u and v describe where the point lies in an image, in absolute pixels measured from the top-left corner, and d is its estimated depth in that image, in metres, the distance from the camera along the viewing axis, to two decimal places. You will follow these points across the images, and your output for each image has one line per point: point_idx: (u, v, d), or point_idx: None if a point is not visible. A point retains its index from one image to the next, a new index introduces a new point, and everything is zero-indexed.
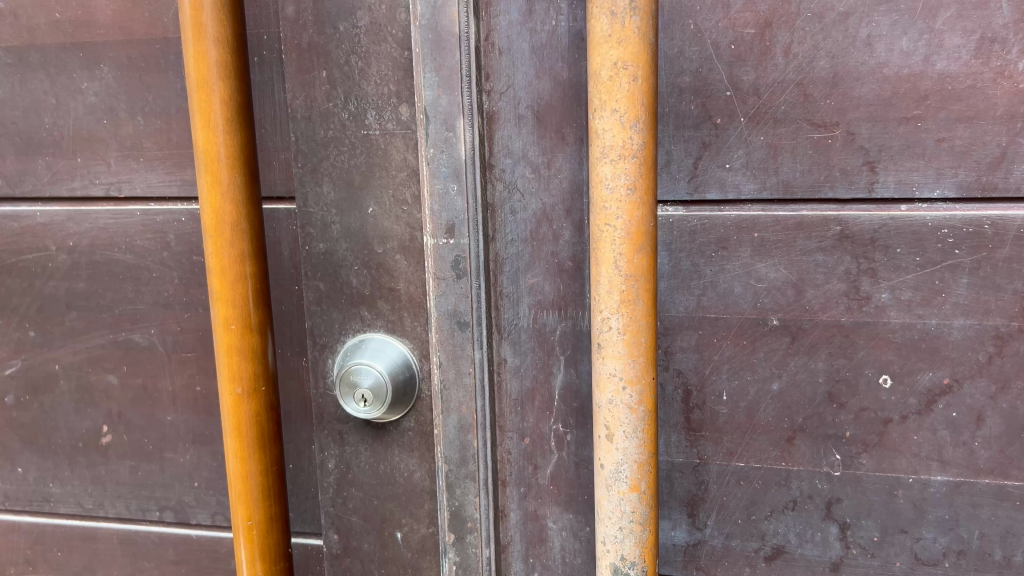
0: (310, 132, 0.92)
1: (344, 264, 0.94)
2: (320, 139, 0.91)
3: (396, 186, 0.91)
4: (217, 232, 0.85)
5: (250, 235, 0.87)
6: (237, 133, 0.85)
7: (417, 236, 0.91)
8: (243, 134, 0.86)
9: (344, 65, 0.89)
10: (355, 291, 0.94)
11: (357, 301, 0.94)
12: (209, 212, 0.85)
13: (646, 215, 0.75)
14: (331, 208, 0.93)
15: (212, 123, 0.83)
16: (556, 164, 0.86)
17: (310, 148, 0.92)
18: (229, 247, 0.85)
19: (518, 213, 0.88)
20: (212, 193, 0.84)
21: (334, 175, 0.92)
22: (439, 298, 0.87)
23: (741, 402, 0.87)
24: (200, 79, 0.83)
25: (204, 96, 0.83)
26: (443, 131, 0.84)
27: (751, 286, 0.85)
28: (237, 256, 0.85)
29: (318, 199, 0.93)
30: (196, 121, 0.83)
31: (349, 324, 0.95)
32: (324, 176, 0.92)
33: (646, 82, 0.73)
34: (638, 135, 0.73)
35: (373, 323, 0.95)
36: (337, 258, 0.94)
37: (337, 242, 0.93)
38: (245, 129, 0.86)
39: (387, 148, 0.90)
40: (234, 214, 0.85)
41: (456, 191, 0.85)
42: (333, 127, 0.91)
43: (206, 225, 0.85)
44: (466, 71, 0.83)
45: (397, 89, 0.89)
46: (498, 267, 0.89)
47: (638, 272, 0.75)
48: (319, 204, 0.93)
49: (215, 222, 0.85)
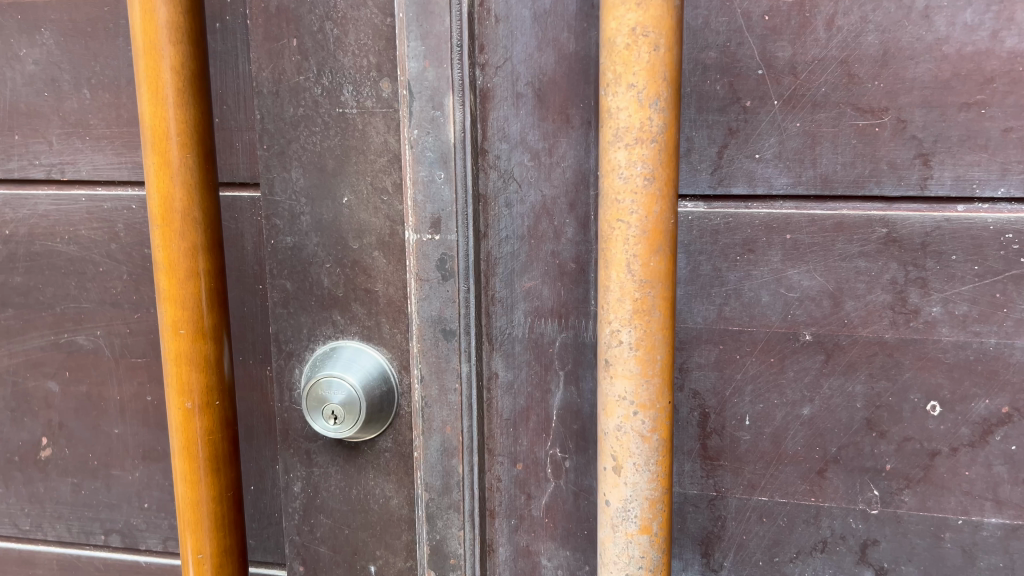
0: (278, 109, 0.80)
1: (314, 260, 0.82)
2: (290, 117, 0.80)
3: (376, 173, 0.79)
4: (166, 221, 0.73)
5: (204, 227, 0.75)
6: (191, 106, 0.73)
7: (398, 231, 0.80)
8: (199, 108, 0.74)
9: (318, 32, 0.78)
10: (326, 293, 0.83)
11: (329, 303, 0.83)
12: (156, 198, 0.73)
13: (665, 210, 0.63)
14: (300, 197, 0.81)
15: (162, 94, 0.71)
16: (559, 150, 0.75)
17: (278, 128, 0.80)
18: (179, 239, 0.73)
19: (515, 206, 0.76)
20: (160, 175, 0.72)
21: (305, 160, 0.80)
22: (422, 302, 0.77)
23: (765, 428, 0.76)
24: (148, 42, 0.71)
25: (152, 62, 0.71)
26: (429, 110, 0.73)
27: (781, 296, 0.74)
28: (189, 250, 0.74)
29: (285, 186, 0.81)
30: (142, 90, 0.72)
31: (319, 330, 0.84)
32: (292, 160, 0.81)
33: (669, 52, 0.61)
34: (658, 115, 0.62)
35: (347, 329, 0.83)
36: (307, 254, 0.82)
37: (307, 236, 0.82)
38: (201, 103, 0.74)
39: (365, 129, 0.78)
40: (186, 200, 0.73)
41: (443, 180, 0.74)
42: (305, 103, 0.79)
43: (152, 213, 0.73)
44: (456, 41, 0.72)
45: (378, 62, 0.77)
46: (490, 268, 0.78)
47: (654, 277, 0.64)
48: (286, 192, 0.81)
49: (163, 209, 0.73)
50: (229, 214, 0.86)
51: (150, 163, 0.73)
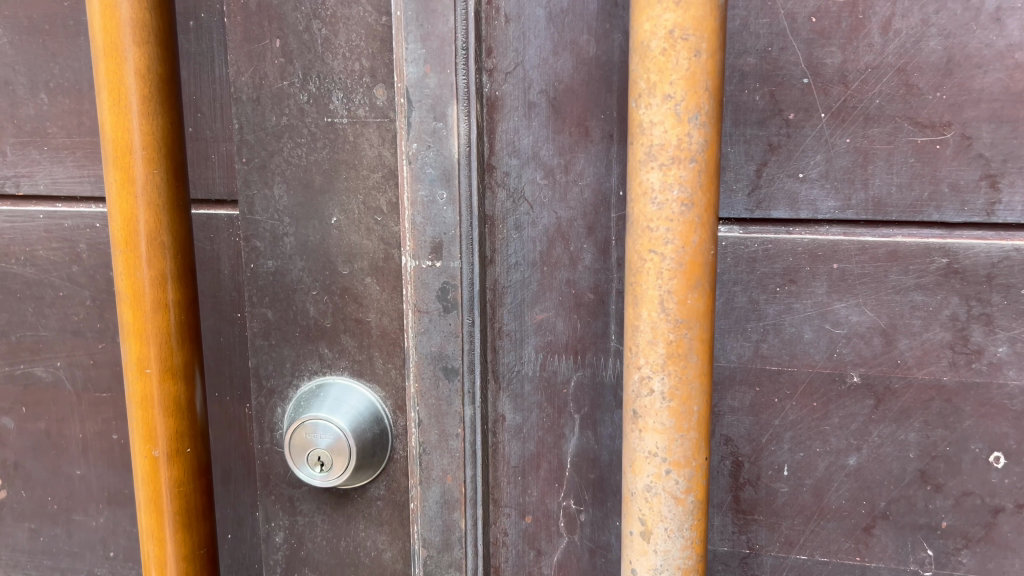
0: (258, 118, 0.71)
1: (299, 287, 0.74)
2: (272, 127, 0.71)
3: (368, 190, 0.70)
4: (130, 247, 0.64)
5: (174, 252, 0.66)
6: (159, 116, 0.64)
7: (393, 256, 0.71)
8: (168, 118, 0.65)
9: (303, 32, 0.69)
10: (312, 323, 0.74)
11: (315, 335, 0.74)
12: (119, 221, 0.64)
13: (704, 240, 0.55)
14: (284, 216, 0.72)
15: (125, 102, 0.62)
16: (576, 167, 0.66)
17: (259, 139, 0.72)
18: (145, 267, 0.64)
19: (525, 229, 0.68)
20: (122, 194, 0.63)
21: (288, 175, 0.72)
22: (420, 337, 0.68)
23: (806, 479, 0.68)
24: (108, 43, 0.62)
25: (114, 66, 0.62)
26: (429, 121, 0.65)
27: (825, 332, 0.66)
28: (156, 278, 0.65)
29: (267, 204, 0.73)
30: (103, 98, 0.63)
31: (304, 364, 0.75)
32: (275, 175, 0.72)
33: (712, 59, 0.53)
34: (699, 131, 0.53)
35: (335, 364, 0.74)
36: (291, 280, 0.74)
37: (291, 260, 0.73)
38: (171, 112, 0.65)
39: (357, 141, 0.70)
40: (153, 223, 0.64)
41: (445, 200, 0.66)
42: (288, 112, 0.71)
43: (115, 237, 0.65)
44: (461, 43, 0.63)
45: (371, 65, 0.68)
46: (497, 298, 0.69)
47: (691, 318, 0.55)
48: (267, 211, 0.73)
49: (126, 233, 0.64)
50: (203, 234, 0.77)
51: (112, 180, 0.64)
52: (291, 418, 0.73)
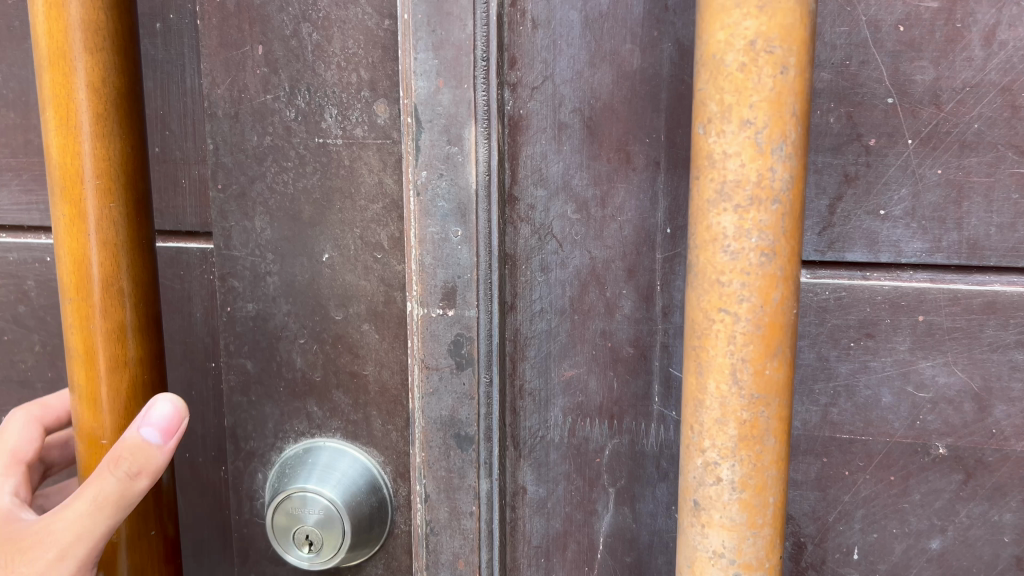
0: (236, 137, 0.60)
1: (284, 334, 0.63)
2: (253, 149, 0.61)
3: (366, 224, 0.60)
4: (82, 295, 0.52)
5: (134, 302, 0.54)
6: (118, 138, 0.52)
7: (395, 301, 0.60)
8: (128, 139, 0.53)
9: (291, 37, 0.58)
10: (299, 376, 0.63)
11: (302, 389, 0.64)
12: (68, 264, 0.52)
13: (786, 298, 0.45)
14: (266, 251, 0.62)
15: (75, 121, 0.51)
16: (615, 200, 0.56)
17: (237, 162, 0.61)
18: (100, 321, 0.53)
19: (552, 270, 0.58)
20: (73, 232, 0.52)
21: (272, 204, 0.61)
22: (428, 398, 0.58)
23: (879, 565, 0.58)
24: (56, 49, 0.50)
25: (62, 78, 0.50)
26: (442, 145, 0.54)
27: (907, 395, 0.56)
28: (113, 335, 0.53)
29: (246, 237, 0.62)
30: (49, 116, 0.51)
31: (289, 424, 0.64)
32: (256, 204, 0.61)
33: (800, 77, 0.43)
34: (784, 166, 0.43)
35: (326, 424, 0.64)
36: (276, 326, 0.63)
37: (275, 303, 0.63)
38: (130, 133, 0.54)
39: (354, 166, 0.59)
40: (110, 267, 0.53)
41: (460, 238, 0.55)
42: (272, 130, 0.60)
43: (64, 283, 0.53)
44: (481, 52, 0.53)
45: (371, 77, 0.58)
46: (518, 351, 0.59)
47: (769, 392, 0.46)
48: (247, 246, 0.62)
49: (78, 279, 0.52)
50: (172, 270, 0.67)
51: (60, 215, 0.52)
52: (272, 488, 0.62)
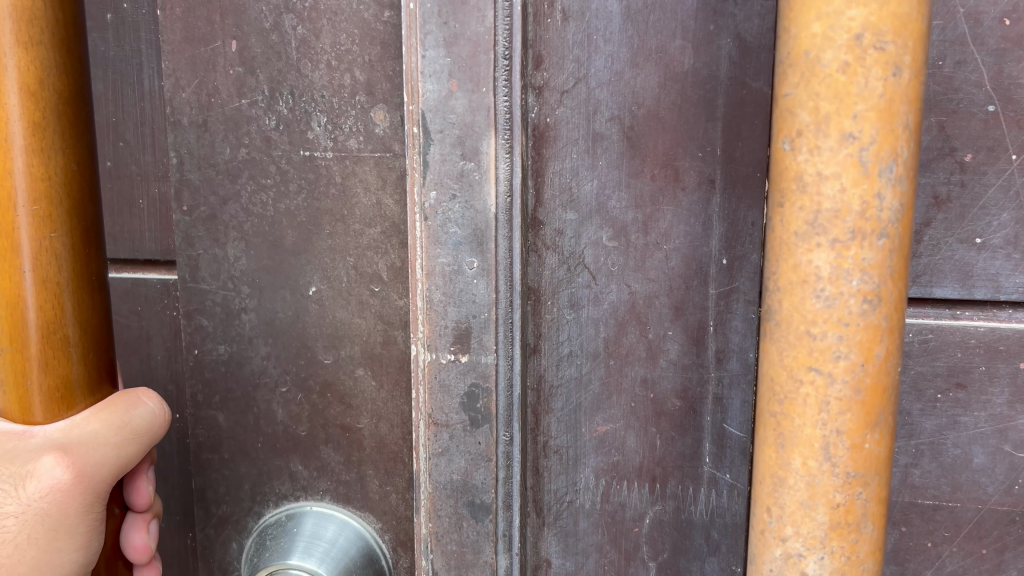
0: (205, 149, 0.51)
1: (263, 381, 0.54)
2: (225, 163, 0.51)
3: (359, 251, 0.51)
4: (17, 345, 0.42)
5: (83, 352, 0.44)
6: (62, 153, 0.42)
7: (394, 341, 0.51)
8: (73, 154, 0.43)
9: (271, 31, 0.49)
10: (280, 431, 0.54)
11: (285, 446, 0.54)
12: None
13: (891, 353, 0.36)
14: (241, 284, 0.53)
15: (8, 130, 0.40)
16: (659, 225, 0.47)
17: (206, 179, 0.52)
18: (39, 376, 0.42)
19: (583, 307, 0.49)
20: (3, 268, 0.41)
21: (247, 228, 0.52)
22: (436, 459, 0.49)
23: None
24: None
25: None
26: (455, 159, 0.45)
27: (1005, 456, 0.47)
28: (56, 393, 0.43)
29: (218, 268, 0.53)
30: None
31: (269, 485, 0.55)
32: (228, 229, 0.52)
33: (914, 81, 0.34)
34: (893, 191, 0.35)
35: (313, 486, 0.54)
36: (253, 371, 0.54)
37: (252, 344, 0.54)
38: (76, 143, 0.43)
39: (345, 183, 0.50)
40: (52, 311, 0.42)
41: (475, 271, 0.46)
42: (249, 141, 0.51)
43: None
44: (504, 49, 0.44)
45: (367, 78, 0.49)
46: (543, 402, 0.50)
47: (868, 469, 0.37)
48: (217, 278, 0.53)
49: (11, 325, 0.41)
50: (127, 305, 0.57)
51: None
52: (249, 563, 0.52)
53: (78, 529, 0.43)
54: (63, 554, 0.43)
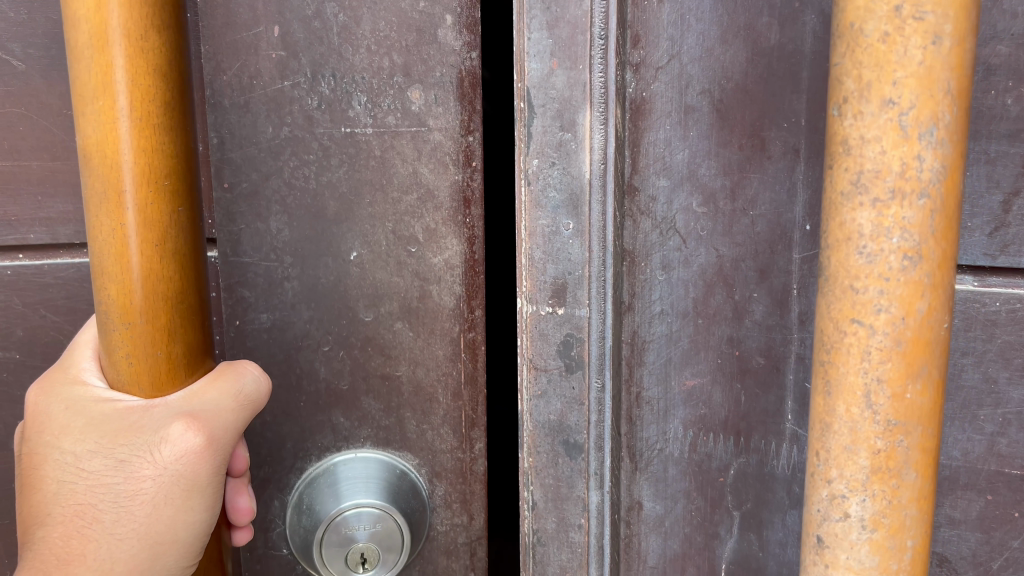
0: (247, 129, 0.57)
1: (306, 344, 0.61)
2: (266, 142, 0.58)
3: (401, 217, 0.60)
4: (139, 317, 0.47)
5: (188, 318, 0.49)
6: (175, 138, 0.47)
7: (430, 295, 0.61)
8: (183, 138, 0.48)
9: (313, 18, 0.56)
10: (323, 387, 0.62)
11: (327, 402, 0.62)
12: (122, 281, 0.46)
13: (933, 309, 0.38)
14: (284, 255, 0.60)
15: (136, 115, 0.45)
16: (746, 192, 0.51)
17: (247, 158, 0.58)
18: (154, 345, 0.48)
19: (674, 269, 0.53)
20: (121, 247, 0.46)
21: (289, 202, 0.59)
22: (536, 402, 0.54)
23: None
24: (95, 34, 0.44)
25: (107, 64, 0.44)
26: (555, 131, 0.51)
27: None
28: (170, 357, 0.49)
29: (259, 241, 0.59)
30: (91, 112, 0.45)
31: (311, 441, 0.63)
32: (270, 204, 0.59)
33: (958, 50, 0.36)
34: (934, 154, 0.37)
35: (357, 434, 0.63)
36: (295, 336, 0.61)
37: (294, 310, 0.61)
38: (180, 127, 0.48)
39: (384, 156, 0.59)
40: (165, 283, 0.47)
41: (571, 232, 0.52)
42: (291, 121, 0.58)
43: (106, 304, 0.47)
44: (601, 31, 0.50)
45: (403, 62, 0.57)
46: (636, 355, 0.54)
47: (911, 418, 0.39)
48: (259, 250, 0.60)
49: (134, 299, 0.47)
50: None
51: (106, 226, 0.46)
52: (307, 511, 0.60)
53: (207, 488, 0.51)
54: (193, 511, 0.51)
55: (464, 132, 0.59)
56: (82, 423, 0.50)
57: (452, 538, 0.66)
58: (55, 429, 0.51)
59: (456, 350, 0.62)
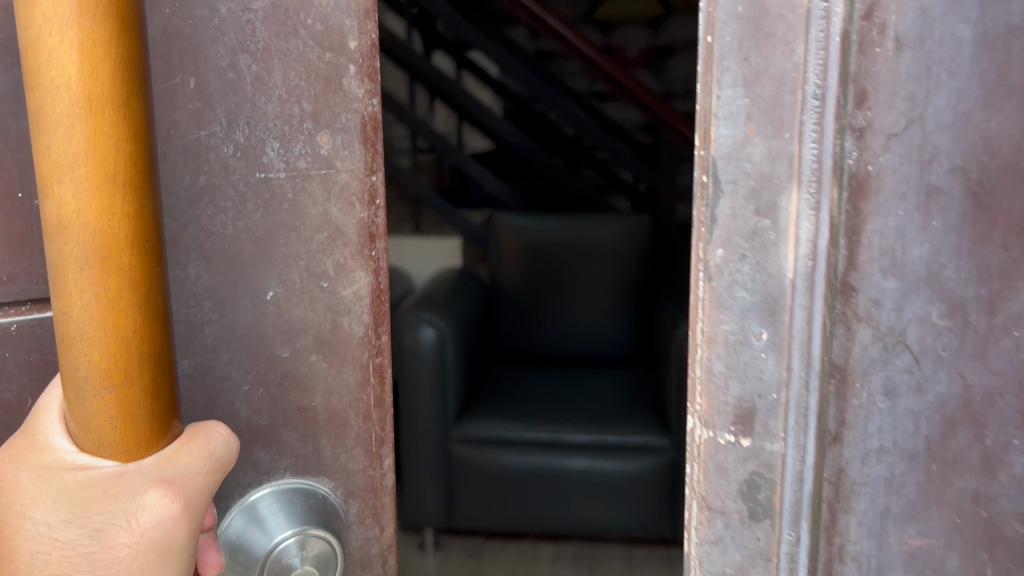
0: (165, 178, 0.52)
1: (227, 385, 0.56)
2: (185, 191, 0.53)
3: (314, 257, 0.55)
4: (131, 379, 0.44)
5: (170, 377, 0.47)
6: (151, 194, 0.44)
7: (342, 327, 0.56)
8: (152, 193, 0.44)
9: (229, 68, 0.51)
10: (243, 426, 0.56)
11: (248, 437, 0.57)
12: (109, 345, 0.43)
13: None
14: (204, 300, 0.54)
15: (119, 179, 0.42)
16: (1009, 298, 0.45)
17: (167, 208, 0.53)
18: (146, 403, 0.45)
19: (903, 397, 0.46)
20: (114, 311, 0.43)
21: (209, 248, 0.54)
22: (709, 551, 0.48)
23: None
24: (76, 100, 0.40)
25: (95, 126, 0.41)
26: (749, 215, 0.44)
27: None
28: (162, 414, 0.46)
29: (178, 288, 0.54)
30: (74, 178, 0.41)
31: (230, 477, 0.56)
32: (190, 252, 0.53)
33: None
34: None
35: (277, 467, 0.57)
36: (215, 379, 0.56)
37: (215, 352, 0.55)
38: (146, 181, 0.44)
39: (294, 197, 0.54)
40: (157, 336, 0.45)
41: (764, 343, 0.46)
42: (209, 169, 0.53)
43: (92, 376, 0.43)
44: (814, 85, 0.43)
45: (313, 109, 0.53)
46: (841, 499, 0.47)
47: None
48: (177, 298, 0.54)
49: (118, 362, 0.43)
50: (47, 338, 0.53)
51: (87, 292, 0.42)
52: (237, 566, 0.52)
53: (185, 553, 0.45)
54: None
55: (367, 171, 0.55)
56: (51, 492, 0.43)
57: (365, 552, 0.59)
58: (22, 498, 0.43)
59: (366, 376, 0.57)
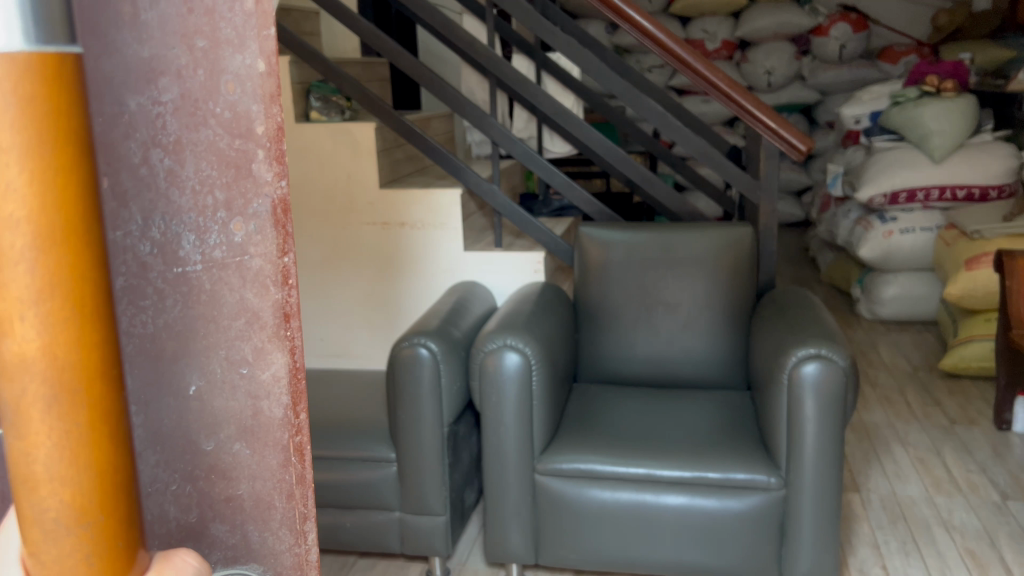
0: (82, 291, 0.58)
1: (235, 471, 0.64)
2: None
3: (234, 342, 0.61)
4: (99, 514, 0.49)
5: (131, 486, 0.52)
6: (113, 346, 0.50)
7: (263, 411, 0.62)
8: (113, 335, 0.50)
9: (140, 165, 0.58)
10: (174, 525, 0.64)
11: (177, 538, 0.64)
12: (80, 480, 0.48)
13: None
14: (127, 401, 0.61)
15: (59, 305, 0.46)
16: None
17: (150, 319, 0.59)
18: (101, 545, 0.49)
19: None
20: (76, 444, 0.48)
21: (130, 349, 0.60)
22: None
23: None
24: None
25: (54, 261, 0.45)
26: None
27: None
28: (118, 518, 0.50)
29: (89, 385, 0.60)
30: (30, 316, 0.45)
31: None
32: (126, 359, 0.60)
33: None
34: None
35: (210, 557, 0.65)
36: (143, 483, 0.62)
37: (140, 456, 0.62)
38: (101, 343, 0.49)
39: (216, 289, 0.60)
40: (113, 442, 0.50)
41: None
42: (125, 269, 0.59)
43: (66, 514, 0.48)
44: None
45: (225, 198, 0.59)
46: None
47: None
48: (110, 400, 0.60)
49: (94, 500, 0.49)
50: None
51: (56, 427, 0.47)
52: None
53: None
54: None
55: (279, 253, 0.60)
56: None
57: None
58: None
59: (287, 456, 0.63)
